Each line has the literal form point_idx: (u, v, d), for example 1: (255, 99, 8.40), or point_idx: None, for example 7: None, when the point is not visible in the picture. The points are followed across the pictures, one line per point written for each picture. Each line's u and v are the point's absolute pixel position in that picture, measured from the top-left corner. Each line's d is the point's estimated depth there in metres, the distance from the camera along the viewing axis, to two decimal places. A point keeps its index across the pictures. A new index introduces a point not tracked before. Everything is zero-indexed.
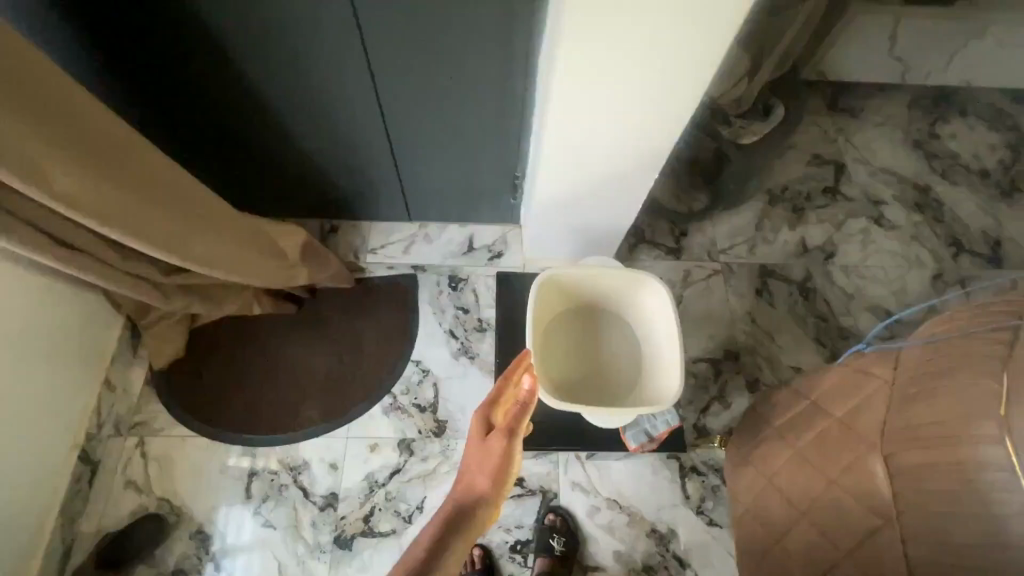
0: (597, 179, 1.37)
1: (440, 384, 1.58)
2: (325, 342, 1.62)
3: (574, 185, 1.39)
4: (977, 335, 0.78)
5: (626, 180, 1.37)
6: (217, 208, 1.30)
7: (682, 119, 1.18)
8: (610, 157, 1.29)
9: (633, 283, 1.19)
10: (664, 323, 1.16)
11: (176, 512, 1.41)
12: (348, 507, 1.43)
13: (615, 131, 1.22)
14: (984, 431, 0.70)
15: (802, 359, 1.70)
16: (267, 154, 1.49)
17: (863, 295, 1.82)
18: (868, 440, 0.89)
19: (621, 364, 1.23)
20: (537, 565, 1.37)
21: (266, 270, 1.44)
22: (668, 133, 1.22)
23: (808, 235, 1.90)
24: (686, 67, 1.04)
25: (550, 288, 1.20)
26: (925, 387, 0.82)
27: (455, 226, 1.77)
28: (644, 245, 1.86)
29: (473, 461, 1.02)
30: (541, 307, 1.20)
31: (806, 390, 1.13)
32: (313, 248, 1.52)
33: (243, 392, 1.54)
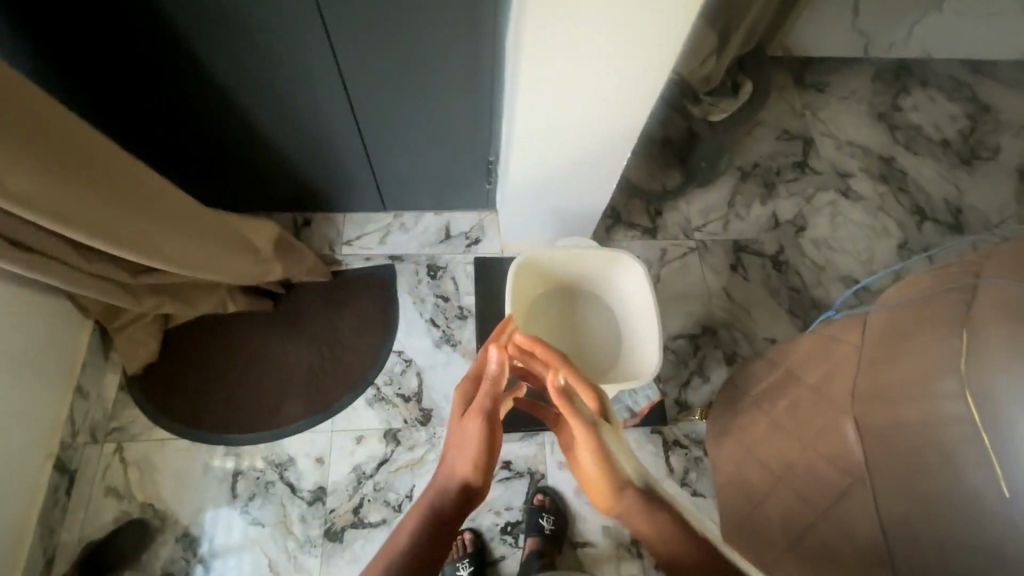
0: (568, 163, 1.38)
1: (424, 373, 1.59)
2: (303, 337, 1.60)
3: (547, 170, 1.40)
4: (940, 297, 0.81)
5: (596, 164, 1.39)
6: (195, 208, 1.29)
7: (646, 104, 1.21)
8: (580, 142, 1.31)
9: (609, 262, 1.21)
10: (641, 300, 1.18)
11: (160, 516, 1.38)
12: (337, 500, 1.42)
13: (583, 118, 1.23)
14: (947, 388, 0.73)
15: (778, 330, 1.74)
16: (233, 150, 1.45)
17: (833, 266, 1.87)
18: (840, 402, 0.93)
19: (602, 346, 1.24)
20: (527, 545, 1.38)
21: (240, 265, 1.42)
22: (634, 119, 1.25)
23: (779, 209, 1.94)
24: (649, 55, 1.07)
25: (527, 273, 1.20)
26: (894, 350, 0.84)
27: (431, 214, 1.75)
28: (620, 225, 1.87)
29: (453, 444, 0.96)
30: (520, 291, 1.20)
31: (780, 359, 1.16)
32: (287, 242, 1.51)
33: (222, 391, 1.52)
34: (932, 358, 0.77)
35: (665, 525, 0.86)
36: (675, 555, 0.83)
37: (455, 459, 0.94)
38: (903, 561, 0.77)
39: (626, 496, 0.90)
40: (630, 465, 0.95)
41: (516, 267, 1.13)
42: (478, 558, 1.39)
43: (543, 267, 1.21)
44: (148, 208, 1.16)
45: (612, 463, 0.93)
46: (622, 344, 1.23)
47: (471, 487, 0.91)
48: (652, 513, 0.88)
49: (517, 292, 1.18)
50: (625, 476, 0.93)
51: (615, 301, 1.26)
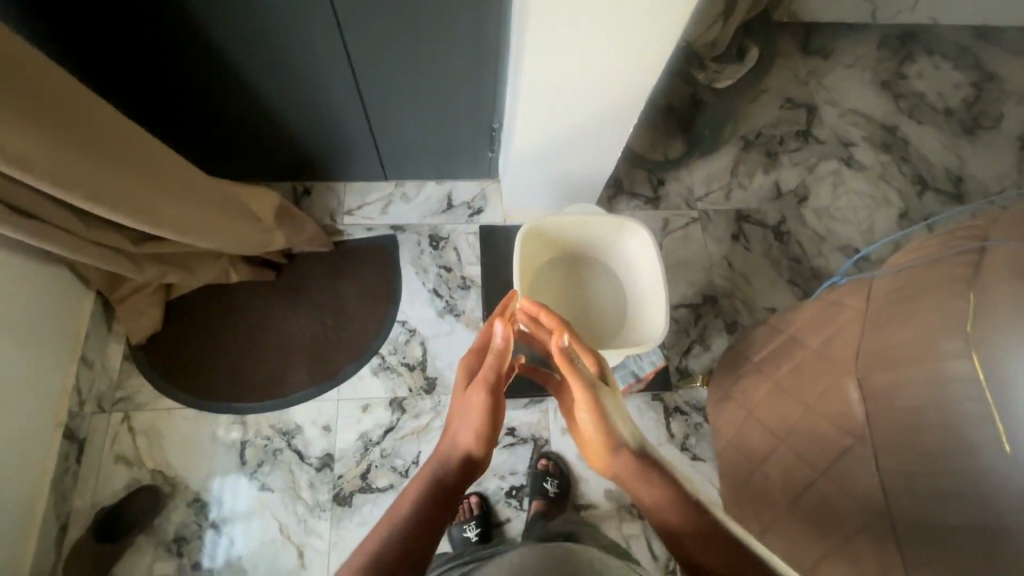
0: (572, 138, 1.39)
1: (428, 343, 1.60)
2: (306, 307, 1.60)
3: (552, 140, 1.39)
4: (944, 261, 0.81)
5: (600, 139, 1.40)
6: (195, 176, 1.27)
7: (645, 91, 1.24)
8: (583, 122, 1.33)
9: (617, 229, 1.20)
10: (648, 267, 1.18)
11: (170, 483, 1.40)
12: (345, 466, 1.45)
13: (585, 103, 1.26)
14: (950, 347, 0.75)
15: (778, 299, 1.76)
16: (232, 119, 1.43)
17: (834, 235, 1.87)
18: (844, 366, 0.94)
19: (611, 316, 1.24)
20: (532, 508, 1.41)
21: (242, 234, 1.40)
22: (634, 105, 1.28)
23: (782, 179, 1.94)
24: (646, 50, 1.11)
25: (533, 242, 1.21)
26: (897, 315, 0.86)
27: (432, 183, 1.73)
28: (623, 195, 1.86)
29: (457, 414, 0.97)
30: (526, 261, 1.21)
31: (783, 325, 1.17)
32: (288, 210, 1.48)
33: (227, 361, 1.52)
34: (938, 320, 0.78)
35: (661, 490, 0.85)
36: (669, 519, 0.82)
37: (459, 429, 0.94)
38: (901, 515, 0.79)
39: (622, 456, 0.90)
40: (626, 428, 0.94)
41: (521, 234, 1.14)
42: (484, 520, 1.43)
43: (549, 236, 1.22)
44: (145, 174, 1.15)
45: (609, 423, 0.92)
46: (630, 314, 1.22)
47: (473, 457, 0.90)
48: (648, 476, 0.87)
49: (523, 261, 1.19)
50: (621, 437, 0.92)
51: (624, 271, 1.26)
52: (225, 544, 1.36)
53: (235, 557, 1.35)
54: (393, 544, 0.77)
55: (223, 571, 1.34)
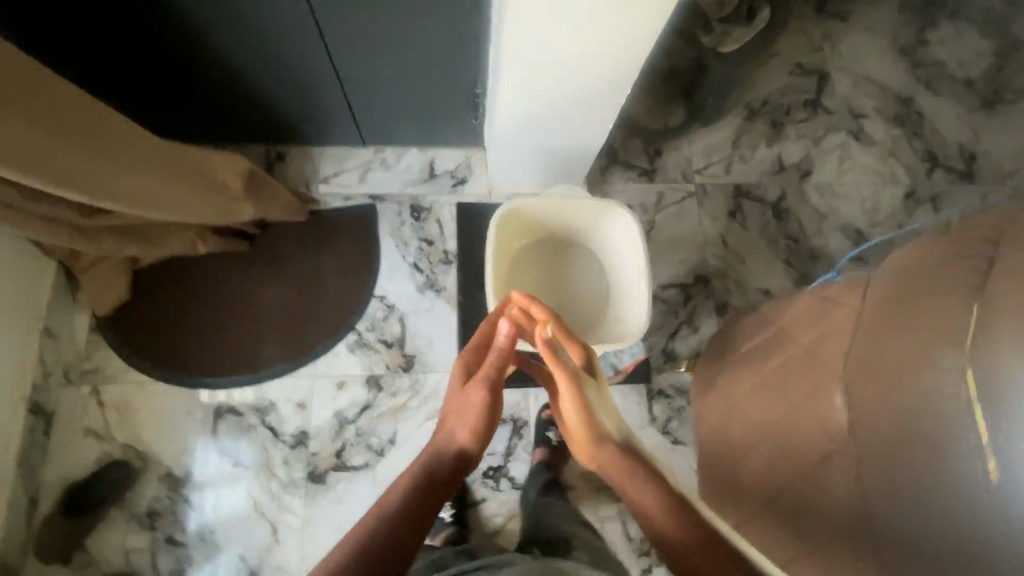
0: (559, 106, 1.28)
1: (407, 320, 1.54)
2: (280, 279, 1.53)
3: (538, 113, 1.30)
4: (952, 267, 0.74)
5: (589, 108, 1.29)
6: (146, 141, 1.17)
7: (639, 55, 1.12)
8: (570, 88, 1.22)
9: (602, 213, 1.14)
10: (633, 256, 1.12)
11: (141, 458, 1.38)
12: (320, 445, 1.43)
13: (572, 66, 1.14)
14: (950, 366, 0.69)
15: (772, 281, 1.69)
16: (192, 80, 1.31)
17: (835, 214, 1.79)
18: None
19: (593, 308, 1.18)
20: (537, 454, 1.44)
21: (208, 205, 1.31)
22: (628, 69, 1.16)
23: (785, 152, 1.83)
24: (641, 7, 0.99)
25: (512, 225, 1.15)
26: (896, 323, 0.79)
27: (414, 150, 1.63)
28: (617, 166, 1.76)
29: (453, 409, 0.93)
30: (503, 247, 1.14)
31: (772, 318, 1.12)
32: (256, 176, 1.39)
33: (199, 335, 1.47)
34: (940, 332, 0.72)
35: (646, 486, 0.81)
36: (654, 518, 0.77)
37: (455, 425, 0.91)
38: (877, 533, 0.76)
39: (604, 448, 0.88)
40: (611, 422, 0.93)
41: (497, 216, 1.08)
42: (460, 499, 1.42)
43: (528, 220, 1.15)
44: (88, 140, 1.04)
45: (593, 415, 0.92)
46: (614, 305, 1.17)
47: (468, 453, 0.89)
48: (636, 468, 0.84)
49: (499, 247, 1.13)
50: (605, 430, 0.91)
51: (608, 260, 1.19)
52: (198, 520, 1.35)
53: (208, 532, 1.35)
54: (386, 531, 0.73)
55: (197, 546, 1.34)
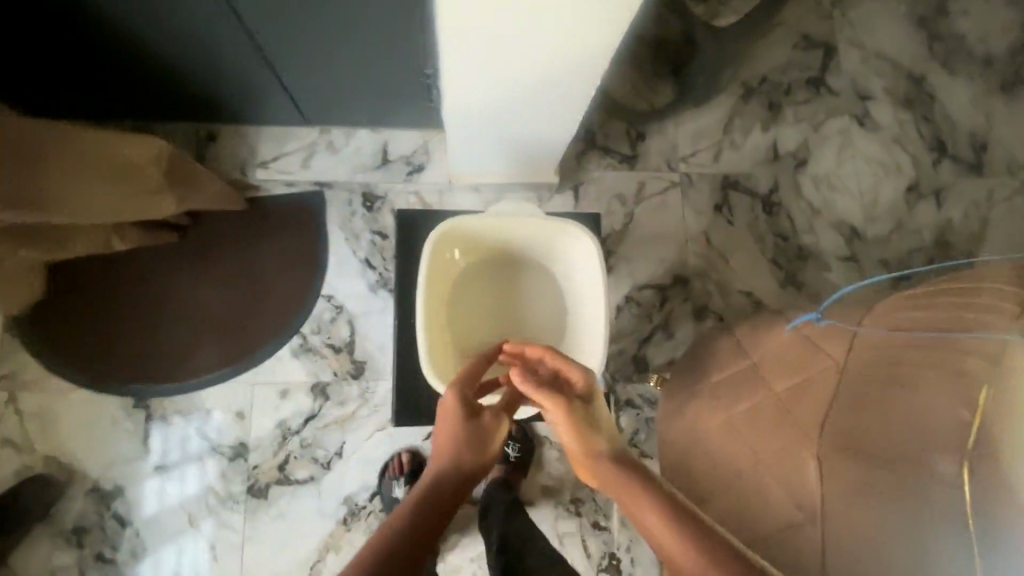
0: (514, 111, 1.11)
1: (357, 322, 1.41)
2: (216, 276, 1.39)
3: (497, 112, 1.11)
4: (951, 341, 0.63)
5: (549, 114, 1.12)
6: (31, 136, 0.98)
7: (600, 63, 0.95)
8: (523, 94, 1.05)
9: (557, 232, 1.08)
10: (589, 278, 1.07)
11: (66, 470, 1.29)
12: (261, 457, 1.33)
13: (522, 73, 0.97)
14: (943, 468, 0.59)
15: (756, 283, 1.56)
16: (91, 56, 1.14)
17: (830, 209, 1.64)
18: (802, 426, 0.78)
19: (545, 329, 1.14)
20: (492, 472, 1.33)
21: (129, 204, 1.14)
22: (588, 76, 0.99)
23: (781, 137, 1.66)
24: (595, 13, 0.81)
25: (455, 245, 1.08)
26: (879, 396, 0.68)
27: (365, 131, 1.46)
28: (595, 151, 1.58)
29: (455, 428, 0.89)
30: (444, 268, 1.08)
31: (750, 349, 1.00)
32: (181, 165, 1.22)
33: (127, 338, 1.34)
34: (925, 423, 0.62)
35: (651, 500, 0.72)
36: (661, 536, 0.68)
37: (457, 445, 0.85)
38: None
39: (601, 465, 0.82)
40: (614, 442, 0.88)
41: (432, 238, 1.01)
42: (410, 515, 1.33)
43: (474, 239, 1.09)
44: None
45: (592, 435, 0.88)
46: (567, 327, 1.13)
47: (474, 472, 0.82)
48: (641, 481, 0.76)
49: (438, 269, 1.06)
50: (601, 446, 0.85)
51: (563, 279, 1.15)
52: (130, 536, 1.28)
53: (141, 549, 1.28)
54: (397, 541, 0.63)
55: (129, 563, 1.27)
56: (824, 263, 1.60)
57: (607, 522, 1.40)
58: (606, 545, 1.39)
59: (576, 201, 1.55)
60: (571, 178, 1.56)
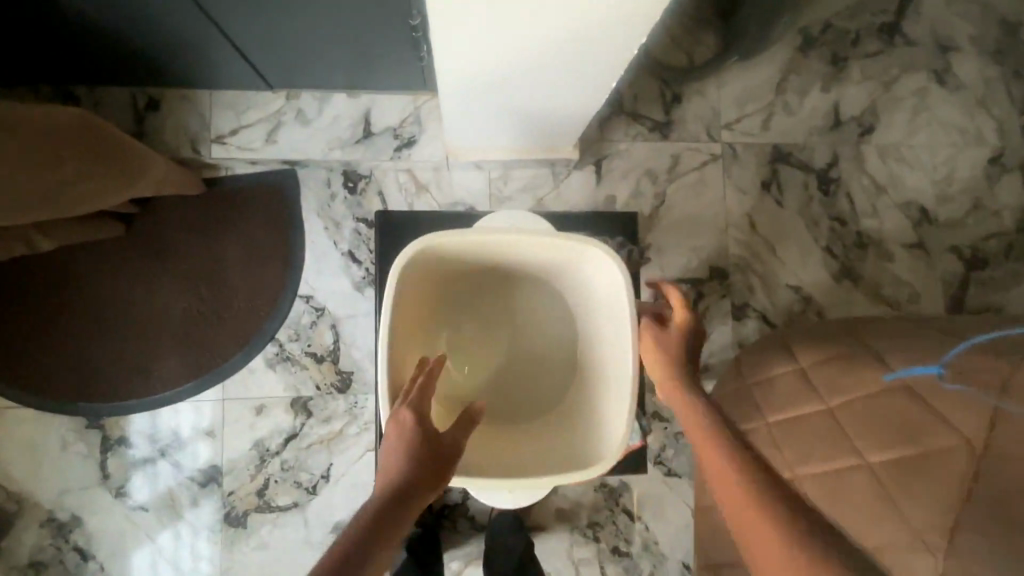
0: (522, 82, 0.86)
1: (341, 327, 1.21)
2: (171, 274, 1.19)
3: (501, 84, 0.87)
4: None
5: (568, 84, 0.87)
6: None
7: (642, 21, 0.69)
8: (536, 61, 0.80)
9: (567, 251, 0.86)
10: (608, 306, 0.87)
11: (16, 500, 1.13)
12: (236, 482, 1.17)
13: (535, 37, 0.72)
14: None
15: (806, 276, 1.33)
16: None
17: (896, 186, 1.39)
18: (917, 527, 0.62)
19: (548, 350, 0.98)
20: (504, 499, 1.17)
21: (64, 197, 0.90)
22: (624, 37, 0.73)
23: (845, 99, 1.38)
24: None
25: (430, 264, 0.87)
26: None
27: (342, 96, 1.22)
28: (621, 118, 1.32)
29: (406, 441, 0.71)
30: (419, 292, 0.89)
31: (824, 389, 0.77)
32: (120, 146, 0.98)
33: (75, 349, 1.17)
34: None
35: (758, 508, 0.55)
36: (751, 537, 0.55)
37: (402, 471, 0.69)
38: None
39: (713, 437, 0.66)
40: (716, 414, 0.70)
41: (396, 270, 0.79)
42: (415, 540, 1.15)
43: (457, 254, 0.88)
44: None
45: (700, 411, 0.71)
46: (575, 349, 0.96)
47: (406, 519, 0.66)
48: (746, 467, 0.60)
49: (409, 299, 0.86)
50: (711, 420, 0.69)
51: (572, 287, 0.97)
52: (93, 570, 1.14)
53: None
54: None
55: None
56: (887, 251, 1.36)
57: (627, 548, 1.24)
58: (626, 572, 1.24)
59: (599, 179, 1.30)
60: (593, 151, 1.31)
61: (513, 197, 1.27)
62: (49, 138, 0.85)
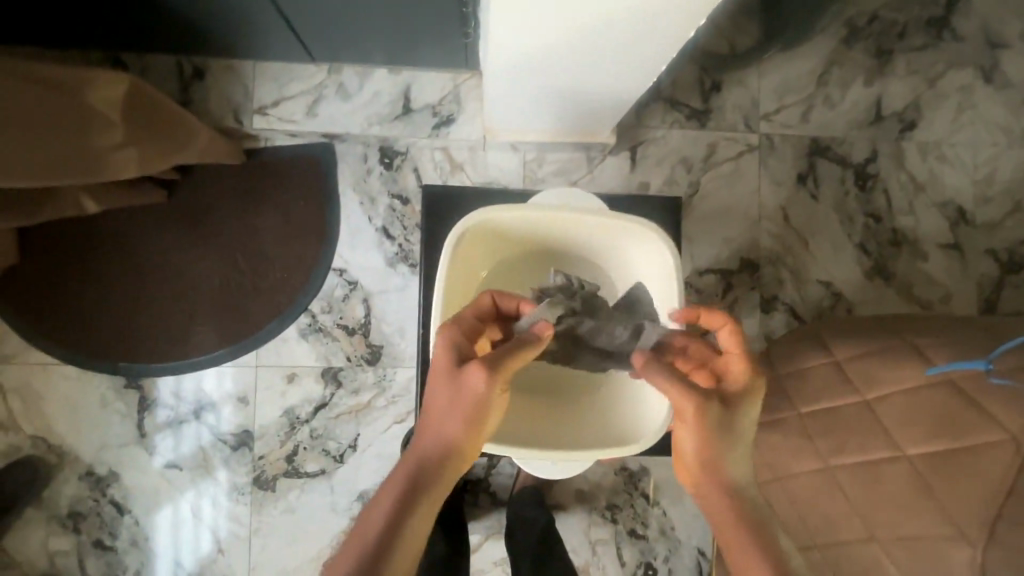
0: (571, 64, 0.86)
1: (373, 301, 1.23)
2: (210, 242, 1.21)
3: (550, 66, 0.87)
4: None
5: (616, 67, 0.87)
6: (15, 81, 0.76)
7: (701, 5, 0.69)
8: (588, 45, 0.80)
9: (617, 231, 0.90)
10: (656, 284, 0.90)
11: (57, 452, 1.18)
12: (266, 447, 1.20)
13: (592, 20, 0.72)
14: None
15: (837, 272, 1.33)
16: None
17: (935, 185, 1.36)
18: (956, 519, 0.63)
19: None
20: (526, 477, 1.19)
21: (121, 159, 0.93)
22: (681, 22, 0.73)
23: (888, 93, 1.35)
24: None
25: (481, 242, 0.90)
26: None
27: (382, 72, 1.23)
28: (659, 105, 1.31)
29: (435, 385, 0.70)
30: (469, 270, 0.91)
31: (859, 381, 0.77)
32: (165, 110, 1.00)
33: (116, 311, 1.20)
34: None
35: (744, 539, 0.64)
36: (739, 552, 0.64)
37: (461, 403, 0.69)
38: None
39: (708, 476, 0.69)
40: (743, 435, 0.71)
41: (451, 244, 0.83)
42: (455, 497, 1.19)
43: (504, 234, 0.91)
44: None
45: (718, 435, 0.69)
46: None
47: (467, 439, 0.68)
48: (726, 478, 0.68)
49: (460, 272, 0.88)
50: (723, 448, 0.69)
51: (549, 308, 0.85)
52: (128, 524, 1.18)
53: (141, 538, 1.19)
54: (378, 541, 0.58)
55: (129, 551, 1.18)
56: (921, 250, 1.35)
57: (644, 531, 1.26)
58: (642, 554, 1.26)
59: (633, 165, 1.30)
60: (628, 137, 1.30)
61: (546, 180, 1.27)
62: (91, 102, 0.85)
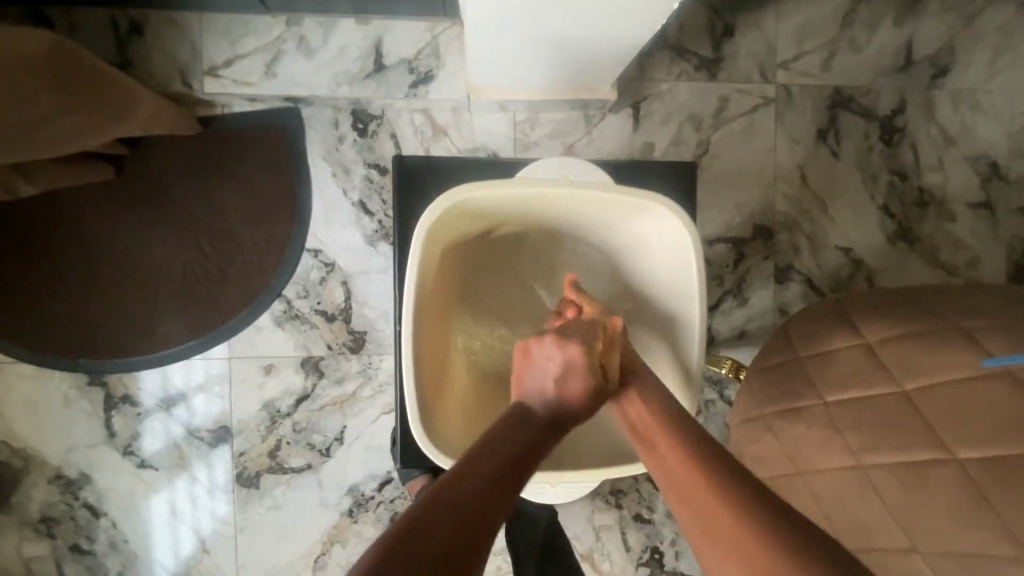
0: (564, 7, 0.72)
1: (353, 284, 1.12)
2: (169, 224, 1.09)
3: (539, 11, 0.73)
4: None
5: (619, 10, 0.73)
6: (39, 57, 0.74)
7: None
8: None
9: (622, 208, 0.80)
10: (671, 265, 0.81)
11: (22, 456, 1.10)
12: (247, 443, 1.12)
13: None
14: None
15: (857, 237, 1.22)
16: None
17: (965, 137, 1.24)
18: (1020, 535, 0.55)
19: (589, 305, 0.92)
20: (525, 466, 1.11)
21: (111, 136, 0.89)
22: None
23: (921, 33, 1.20)
24: None
25: (463, 224, 0.81)
26: None
27: (349, 23, 1.08)
28: (664, 55, 1.17)
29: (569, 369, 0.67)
30: (447, 256, 0.82)
31: (897, 368, 0.69)
32: (150, 97, 0.97)
33: (70, 302, 1.09)
34: None
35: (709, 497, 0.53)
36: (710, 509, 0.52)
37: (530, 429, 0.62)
38: None
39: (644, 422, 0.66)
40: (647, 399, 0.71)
41: (423, 232, 0.73)
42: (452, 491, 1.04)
43: (489, 211, 0.81)
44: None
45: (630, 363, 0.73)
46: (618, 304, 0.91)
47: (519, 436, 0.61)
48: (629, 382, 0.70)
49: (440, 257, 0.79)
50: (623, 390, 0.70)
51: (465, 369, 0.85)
52: (105, 527, 1.12)
53: (121, 540, 1.12)
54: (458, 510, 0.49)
55: (109, 555, 1.12)
56: (949, 210, 1.23)
57: (649, 515, 1.20)
58: (648, 538, 1.20)
59: (635, 124, 1.17)
60: (631, 92, 1.16)
61: (540, 144, 1.15)
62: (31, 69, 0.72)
